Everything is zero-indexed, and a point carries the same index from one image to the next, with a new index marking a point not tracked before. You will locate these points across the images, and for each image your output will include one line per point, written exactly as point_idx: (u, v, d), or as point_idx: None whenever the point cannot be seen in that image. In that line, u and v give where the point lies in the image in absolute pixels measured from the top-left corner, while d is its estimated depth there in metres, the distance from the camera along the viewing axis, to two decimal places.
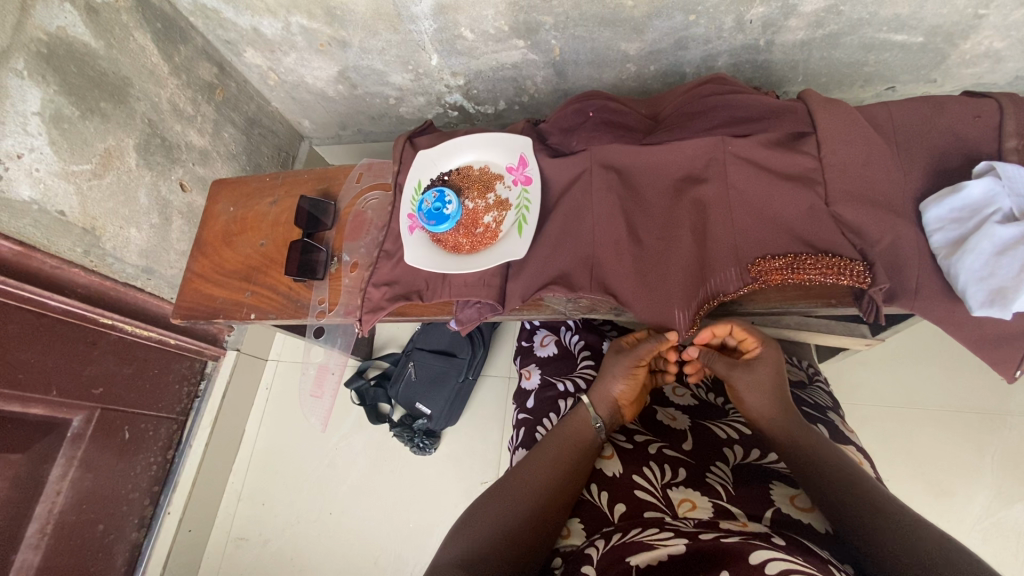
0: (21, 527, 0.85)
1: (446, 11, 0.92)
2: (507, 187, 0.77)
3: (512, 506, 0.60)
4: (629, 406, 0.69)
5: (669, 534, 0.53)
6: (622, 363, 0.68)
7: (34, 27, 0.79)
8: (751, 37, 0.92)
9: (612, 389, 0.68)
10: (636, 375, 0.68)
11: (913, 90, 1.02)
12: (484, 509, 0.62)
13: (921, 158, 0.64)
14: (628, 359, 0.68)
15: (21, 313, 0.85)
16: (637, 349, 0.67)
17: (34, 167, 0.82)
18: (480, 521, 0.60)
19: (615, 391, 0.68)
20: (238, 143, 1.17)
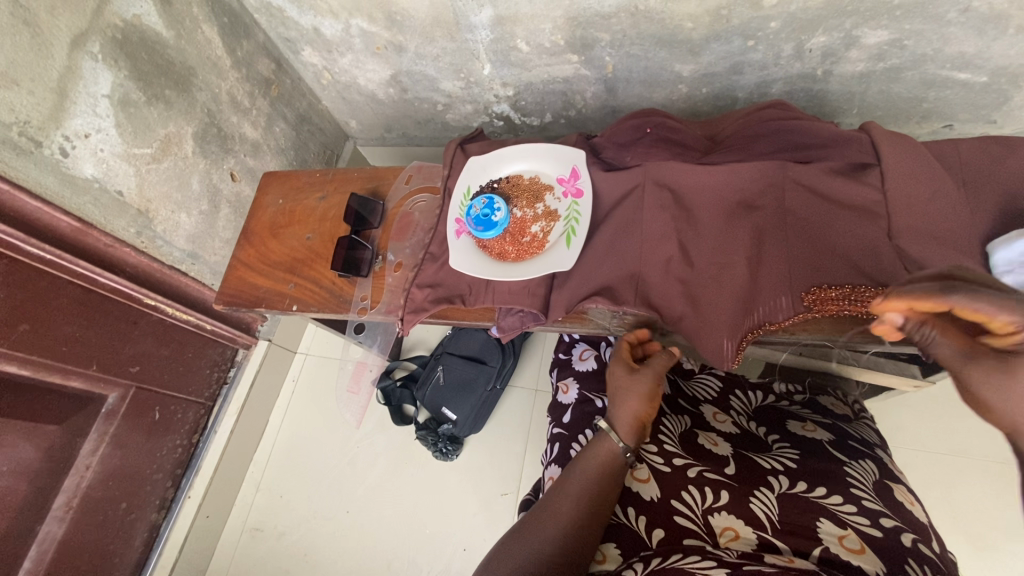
0: (49, 498, 0.86)
1: (504, 23, 0.94)
2: (557, 198, 0.77)
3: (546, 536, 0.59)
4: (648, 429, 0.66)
5: (712, 563, 0.52)
6: (642, 384, 0.65)
7: (112, 14, 0.82)
8: (808, 66, 0.92)
9: (632, 412, 0.64)
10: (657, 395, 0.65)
11: (970, 130, 1.00)
12: (520, 536, 0.61)
13: (992, 199, 0.62)
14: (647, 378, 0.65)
15: (71, 288, 0.87)
16: (654, 364, 0.66)
17: (99, 147, 0.85)
18: (515, 550, 0.59)
19: (638, 412, 0.64)
20: (287, 138, 1.20)
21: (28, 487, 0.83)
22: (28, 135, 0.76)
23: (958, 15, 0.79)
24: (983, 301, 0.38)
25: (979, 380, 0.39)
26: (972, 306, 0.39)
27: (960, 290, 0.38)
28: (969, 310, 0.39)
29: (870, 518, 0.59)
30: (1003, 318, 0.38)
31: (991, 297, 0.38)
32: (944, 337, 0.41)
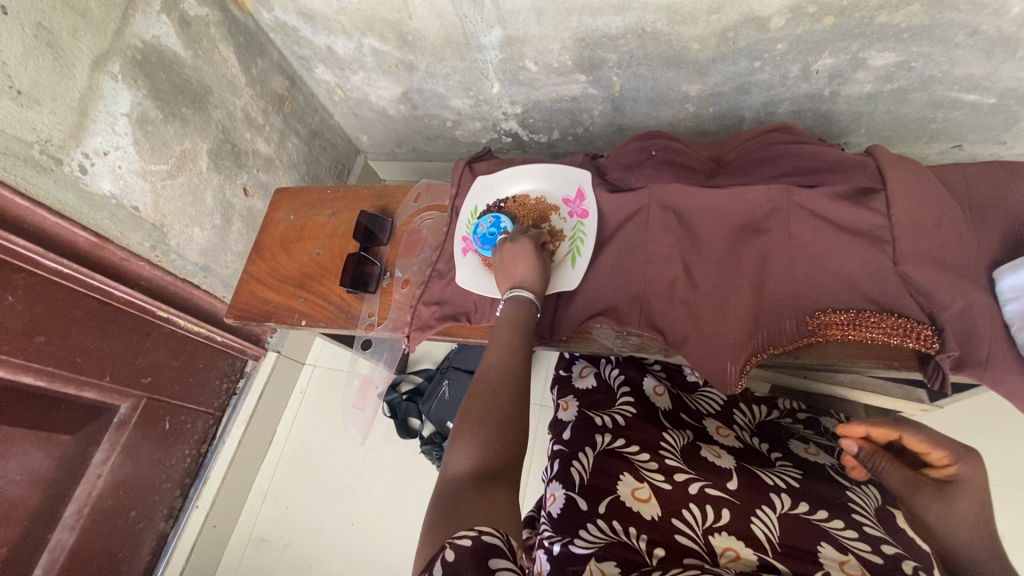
0: (60, 507, 0.88)
1: (513, 43, 0.95)
2: (562, 218, 0.77)
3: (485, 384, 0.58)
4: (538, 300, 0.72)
5: None
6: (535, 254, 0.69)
7: (132, 35, 0.85)
8: (815, 87, 0.92)
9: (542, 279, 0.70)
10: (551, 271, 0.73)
11: (980, 150, 1.00)
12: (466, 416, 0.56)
13: (998, 225, 0.62)
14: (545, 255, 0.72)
15: (86, 300, 0.89)
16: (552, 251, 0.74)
17: (117, 164, 0.87)
18: (469, 438, 0.53)
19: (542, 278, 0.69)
20: (299, 153, 1.22)
21: (41, 496, 0.84)
22: (49, 153, 0.78)
23: (965, 38, 0.79)
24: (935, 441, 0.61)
25: (930, 506, 0.58)
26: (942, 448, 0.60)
27: (910, 424, 0.62)
28: (920, 444, 0.61)
29: (871, 545, 0.58)
30: (938, 454, 0.60)
31: (940, 436, 0.61)
32: (887, 464, 0.62)
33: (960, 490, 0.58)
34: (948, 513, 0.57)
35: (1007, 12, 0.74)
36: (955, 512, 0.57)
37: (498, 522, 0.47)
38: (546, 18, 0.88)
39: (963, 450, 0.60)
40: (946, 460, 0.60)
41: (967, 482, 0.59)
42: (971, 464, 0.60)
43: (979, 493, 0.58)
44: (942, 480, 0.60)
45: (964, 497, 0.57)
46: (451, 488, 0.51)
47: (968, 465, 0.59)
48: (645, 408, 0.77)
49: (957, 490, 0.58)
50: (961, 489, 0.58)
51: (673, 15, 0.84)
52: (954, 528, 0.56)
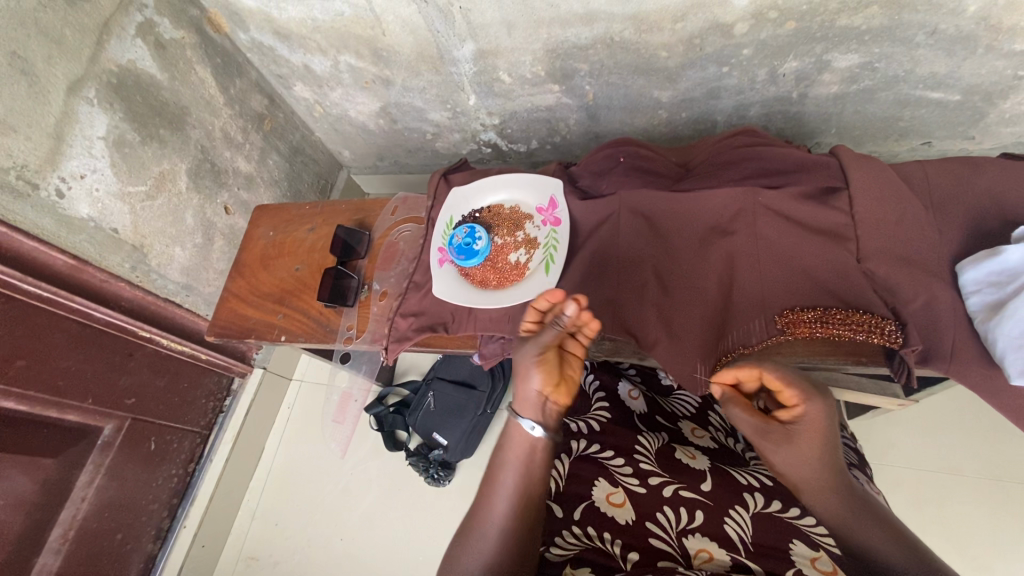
0: (45, 531, 0.88)
1: (485, 56, 0.97)
2: (536, 227, 0.79)
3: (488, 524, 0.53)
4: (556, 395, 0.55)
5: None
6: (528, 357, 0.55)
7: (107, 59, 0.86)
8: (784, 90, 0.94)
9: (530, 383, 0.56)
10: (547, 359, 0.55)
11: (949, 147, 1.01)
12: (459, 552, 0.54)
13: (958, 220, 0.63)
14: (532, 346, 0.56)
15: (67, 323, 0.90)
16: (540, 334, 0.56)
17: (95, 186, 0.88)
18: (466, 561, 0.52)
19: (539, 391, 0.54)
20: (280, 169, 1.24)
21: (24, 521, 0.84)
22: (25, 178, 0.79)
23: (925, 37, 0.80)
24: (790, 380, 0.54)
25: (777, 448, 0.56)
26: (794, 389, 0.54)
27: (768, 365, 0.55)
28: (775, 381, 0.55)
29: None
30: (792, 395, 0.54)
31: (793, 373, 0.54)
32: (739, 408, 0.58)
33: (809, 433, 0.54)
34: (790, 455, 0.55)
35: (963, 11, 0.75)
36: (794, 453, 0.55)
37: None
38: (516, 31, 0.90)
39: (814, 390, 0.54)
40: (800, 403, 0.54)
41: (814, 426, 0.54)
42: (815, 401, 0.54)
43: (824, 437, 0.54)
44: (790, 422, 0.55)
45: (809, 443, 0.54)
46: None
47: (815, 409, 0.54)
48: (619, 413, 0.78)
49: (805, 433, 0.54)
50: (808, 434, 0.54)
51: (639, 24, 0.85)
52: (793, 468, 0.55)
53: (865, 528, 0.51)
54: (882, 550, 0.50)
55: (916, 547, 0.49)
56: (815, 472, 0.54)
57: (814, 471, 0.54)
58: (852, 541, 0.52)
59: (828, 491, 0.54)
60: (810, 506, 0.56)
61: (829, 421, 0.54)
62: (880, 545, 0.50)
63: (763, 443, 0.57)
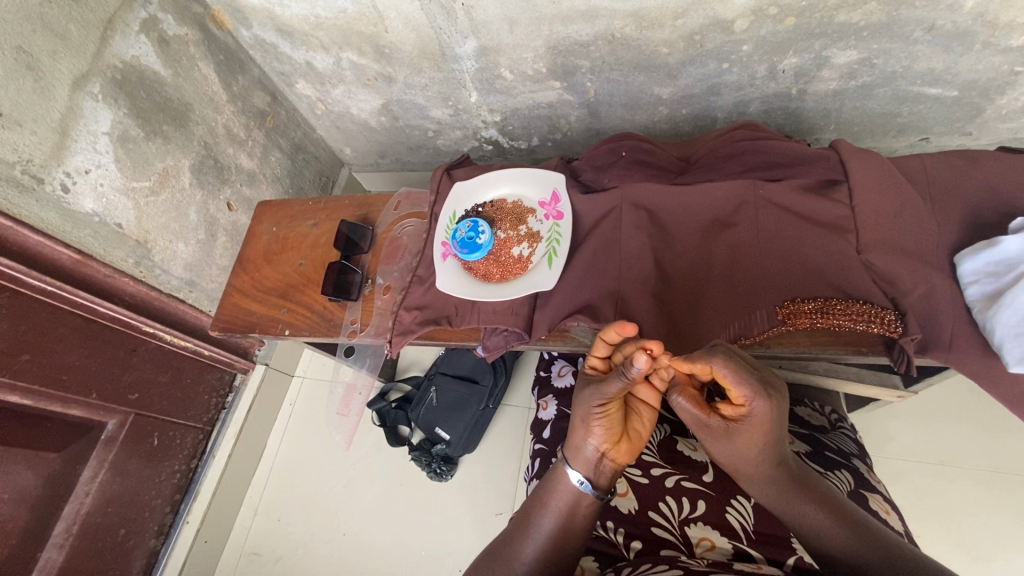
0: (49, 525, 0.88)
1: (487, 53, 0.97)
2: (539, 221, 0.79)
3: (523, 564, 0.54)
4: (613, 449, 0.54)
5: (675, 570, 0.53)
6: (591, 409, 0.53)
7: (112, 55, 0.86)
8: (783, 86, 0.94)
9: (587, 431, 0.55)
10: (608, 411, 0.53)
11: (947, 142, 1.02)
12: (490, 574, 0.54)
13: (956, 212, 0.64)
14: (595, 394, 0.53)
15: (71, 318, 0.90)
16: (604, 385, 0.52)
17: (99, 181, 0.88)
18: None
19: (596, 448, 0.54)
20: (283, 166, 1.24)
21: (28, 515, 0.84)
22: (30, 173, 0.79)
23: (923, 34, 0.81)
24: (737, 383, 0.48)
25: (717, 438, 0.54)
26: (736, 390, 0.49)
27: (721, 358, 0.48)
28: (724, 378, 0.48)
29: None
30: (736, 395, 0.49)
31: (742, 371, 0.48)
32: (685, 398, 0.55)
33: (749, 426, 0.51)
34: (728, 445, 0.54)
35: (961, 7, 0.76)
36: (732, 444, 0.54)
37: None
38: (518, 28, 0.91)
39: (761, 385, 0.49)
40: (742, 401, 0.49)
41: (758, 419, 0.50)
42: (762, 397, 0.49)
43: (767, 428, 0.51)
44: (736, 416, 0.51)
45: (746, 436, 0.52)
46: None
47: (757, 407, 0.49)
48: None
49: (746, 428, 0.51)
50: (748, 429, 0.51)
51: (640, 20, 0.86)
52: (733, 455, 0.55)
53: (807, 511, 0.52)
54: (829, 534, 0.50)
55: (865, 528, 0.49)
56: (752, 462, 0.54)
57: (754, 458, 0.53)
58: (796, 523, 0.53)
59: (766, 476, 0.54)
60: (750, 486, 0.57)
61: (777, 411, 0.50)
62: (826, 529, 0.50)
63: (703, 430, 0.55)
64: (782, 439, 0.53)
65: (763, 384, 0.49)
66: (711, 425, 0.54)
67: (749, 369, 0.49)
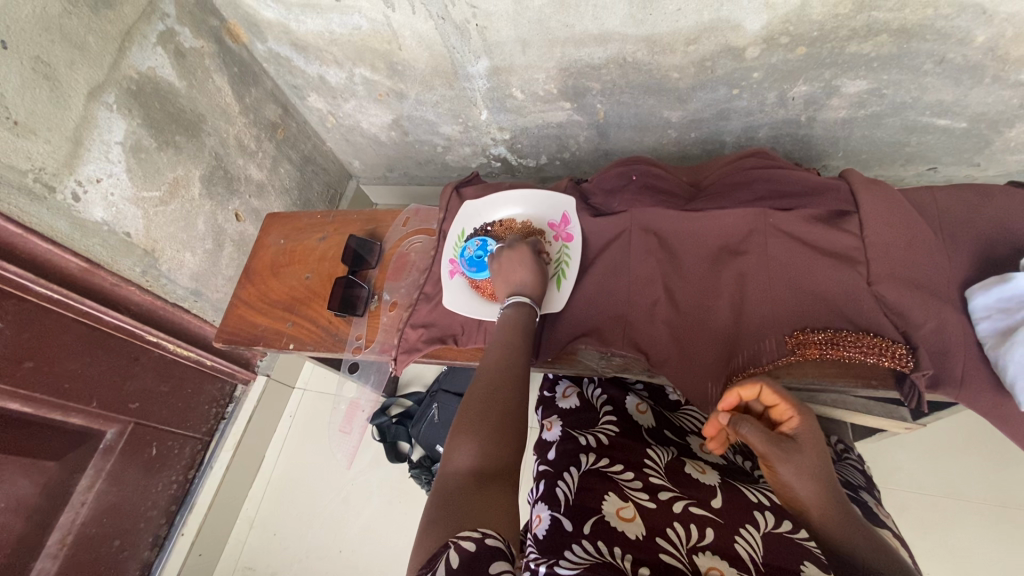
0: (43, 536, 0.87)
1: (499, 73, 0.98)
2: (548, 242, 0.78)
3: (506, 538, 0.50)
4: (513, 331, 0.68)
5: None
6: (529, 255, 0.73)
7: (128, 66, 0.87)
8: (793, 113, 0.95)
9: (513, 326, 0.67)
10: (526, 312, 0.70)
11: (955, 172, 1.02)
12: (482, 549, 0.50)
13: (966, 246, 0.64)
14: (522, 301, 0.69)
15: (76, 325, 0.90)
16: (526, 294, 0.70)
17: (110, 191, 0.88)
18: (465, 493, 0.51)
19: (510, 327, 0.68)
20: (292, 178, 1.25)
21: (24, 525, 0.83)
22: (42, 181, 0.79)
23: (934, 66, 0.82)
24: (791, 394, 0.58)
25: (787, 458, 0.55)
26: (790, 404, 0.58)
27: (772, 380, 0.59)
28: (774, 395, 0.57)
29: None
30: (787, 410, 0.57)
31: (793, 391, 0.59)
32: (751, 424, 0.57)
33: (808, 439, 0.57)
34: (796, 473, 0.55)
35: (971, 41, 0.77)
36: (798, 473, 0.55)
37: (499, 529, 0.47)
38: (530, 49, 0.92)
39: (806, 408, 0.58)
40: (795, 416, 0.57)
41: (809, 441, 0.57)
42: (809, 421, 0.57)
43: (817, 450, 0.57)
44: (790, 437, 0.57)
45: (808, 456, 0.56)
46: (448, 489, 0.51)
47: (808, 420, 0.57)
48: (628, 426, 0.80)
49: (805, 443, 0.56)
50: (807, 447, 0.56)
51: (652, 46, 0.87)
52: (797, 483, 0.55)
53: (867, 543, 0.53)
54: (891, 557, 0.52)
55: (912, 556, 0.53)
56: (816, 491, 0.55)
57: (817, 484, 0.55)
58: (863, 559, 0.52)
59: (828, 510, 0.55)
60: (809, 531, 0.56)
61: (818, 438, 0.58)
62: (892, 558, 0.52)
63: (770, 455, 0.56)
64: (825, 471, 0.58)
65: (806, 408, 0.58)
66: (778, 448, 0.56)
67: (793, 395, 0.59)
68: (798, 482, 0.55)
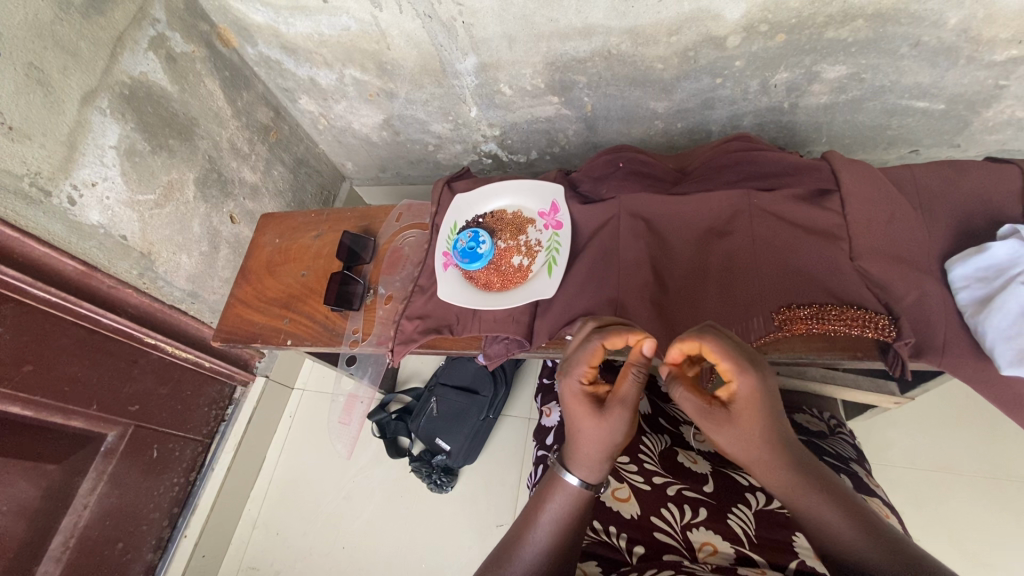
0: (47, 539, 0.87)
1: (487, 69, 1.00)
2: (538, 231, 0.81)
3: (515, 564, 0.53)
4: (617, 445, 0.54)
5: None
6: (624, 426, 0.51)
7: (120, 71, 0.88)
8: (775, 100, 0.97)
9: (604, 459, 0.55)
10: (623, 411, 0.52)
11: (936, 154, 1.05)
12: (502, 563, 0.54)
13: (945, 219, 0.66)
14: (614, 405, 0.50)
15: (75, 329, 0.91)
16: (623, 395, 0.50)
17: (105, 194, 0.89)
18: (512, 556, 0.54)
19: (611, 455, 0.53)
20: (285, 180, 1.26)
21: (26, 528, 0.84)
22: (39, 186, 0.81)
23: (909, 49, 0.84)
24: (724, 353, 0.45)
25: (718, 426, 0.48)
26: (725, 362, 0.46)
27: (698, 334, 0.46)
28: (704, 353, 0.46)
29: None
30: (722, 368, 0.46)
31: (721, 346, 0.46)
32: (677, 385, 0.49)
33: (746, 404, 0.46)
34: (728, 438, 0.49)
35: (945, 23, 0.79)
36: (733, 438, 0.49)
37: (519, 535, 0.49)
38: (517, 44, 0.93)
39: (746, 360, 0.46)
40: (732, 374, 0.46)
41: (753, 400, 0.46)
42: (751, 375, 0.46)
43: (763, 407, 0.47)
44: (729, 393, 0.47)
45: (745, 421, 0.47)
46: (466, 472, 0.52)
47: (749, 375, 0.46)
48: None
49: (743, 407, 0.47)
50: (747, 406, 0.46)
51: (635, 38, 0.89)
52: (737, 447, 0.49)
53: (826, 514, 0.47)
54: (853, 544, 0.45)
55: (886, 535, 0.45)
56: (759, 450, 0.48)
57: (758, 449, 0.48)
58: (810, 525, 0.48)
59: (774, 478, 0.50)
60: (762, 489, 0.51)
61: (770, 389, 0.47)
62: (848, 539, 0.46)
63: (703, 422, 0.50)
64: (780, 421, 0.49)
65: (749, 358, 0.46)
66: (709, 417, 0.49)
67: (728, 343, 0.46)
68: (736, 443, 0.49)
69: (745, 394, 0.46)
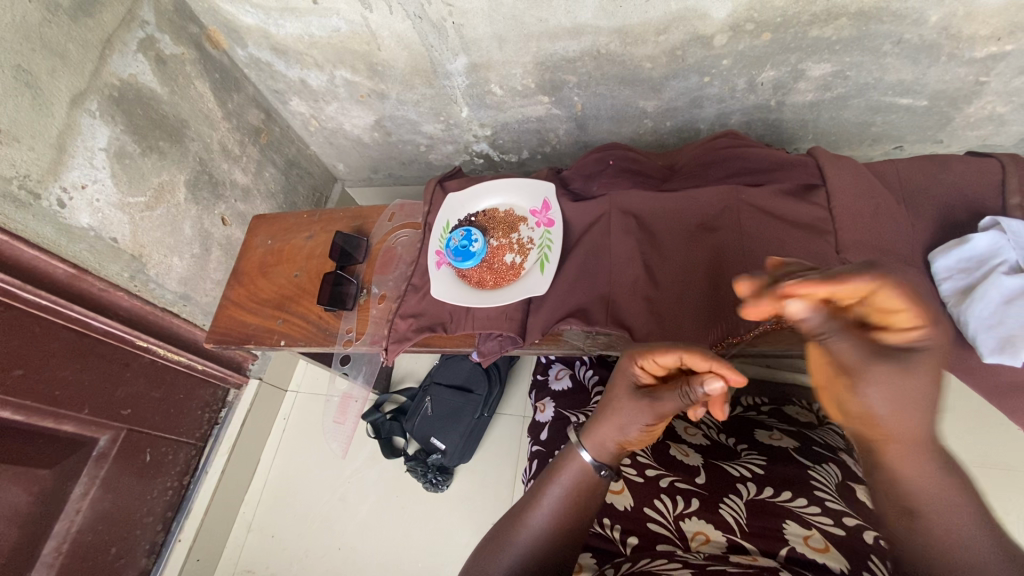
0: (39, 544, 0.87)
1: (477, 69, 1.00)
2: (530, 228, 0.81)
3: (515, 548, 0.56)
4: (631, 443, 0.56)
5: (676, 564, 0.56)
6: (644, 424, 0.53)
7: (110, 74, 0.88)
8: (762, 98, 0.98)
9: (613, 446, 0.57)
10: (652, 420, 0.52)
11: (920, 150, 1.06)
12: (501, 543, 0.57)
13: (928, 212, 0.67)
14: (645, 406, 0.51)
15: (66, 332, 0.90)
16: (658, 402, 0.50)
17: (95, 197, 0.89)
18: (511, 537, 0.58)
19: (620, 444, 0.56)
20: (276, 182, 1.26)
21: (18, 533, 0.83)
22: (28, 188, 0.80)
23: (892, 47, 0.85)
24: (909, 302, 0.35)
25: (881, 383, 0.36)
26: (920, 309, 0.35)
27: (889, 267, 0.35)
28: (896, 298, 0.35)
29: (833, 519, 0.63)
30: (913, 317, 0.35)
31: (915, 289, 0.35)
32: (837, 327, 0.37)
33: (918, 368, 0.36)
34: (883, 403, 0.37)
35: (926, 21, 0.81)
36: (888, 402, 0.37)
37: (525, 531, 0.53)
38: (507, 45, 0.94)
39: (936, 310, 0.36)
40: (920, 324, 0.35)
41: (929, 357, 0.36)
42: (937, 329, 0.36)
43: (937, 368, 0.37)
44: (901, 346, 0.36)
45: (919, 381, 0.36)
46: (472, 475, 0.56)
47: (936, 327, 0.36)
48: None
49: (922, 362, 0.36)
50: (923, 364, 0.36)
51: (624, 37, 0.90)
52: (887, 414, 0.37)
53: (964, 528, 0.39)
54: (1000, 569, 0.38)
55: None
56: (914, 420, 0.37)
57: (922, 429, 0.38)
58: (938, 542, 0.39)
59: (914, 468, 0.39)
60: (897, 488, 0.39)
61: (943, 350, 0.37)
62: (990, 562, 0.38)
63: (856, 377, 0.37)
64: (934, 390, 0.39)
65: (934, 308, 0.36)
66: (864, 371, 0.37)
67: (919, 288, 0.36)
68: (889, 409, 0.37)
69: (922, 348, 0.36)
